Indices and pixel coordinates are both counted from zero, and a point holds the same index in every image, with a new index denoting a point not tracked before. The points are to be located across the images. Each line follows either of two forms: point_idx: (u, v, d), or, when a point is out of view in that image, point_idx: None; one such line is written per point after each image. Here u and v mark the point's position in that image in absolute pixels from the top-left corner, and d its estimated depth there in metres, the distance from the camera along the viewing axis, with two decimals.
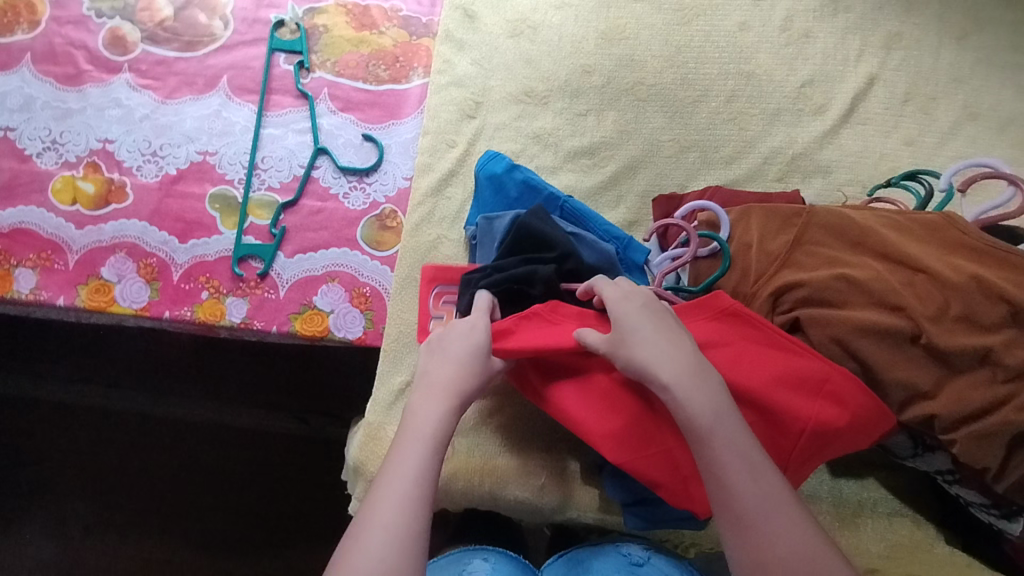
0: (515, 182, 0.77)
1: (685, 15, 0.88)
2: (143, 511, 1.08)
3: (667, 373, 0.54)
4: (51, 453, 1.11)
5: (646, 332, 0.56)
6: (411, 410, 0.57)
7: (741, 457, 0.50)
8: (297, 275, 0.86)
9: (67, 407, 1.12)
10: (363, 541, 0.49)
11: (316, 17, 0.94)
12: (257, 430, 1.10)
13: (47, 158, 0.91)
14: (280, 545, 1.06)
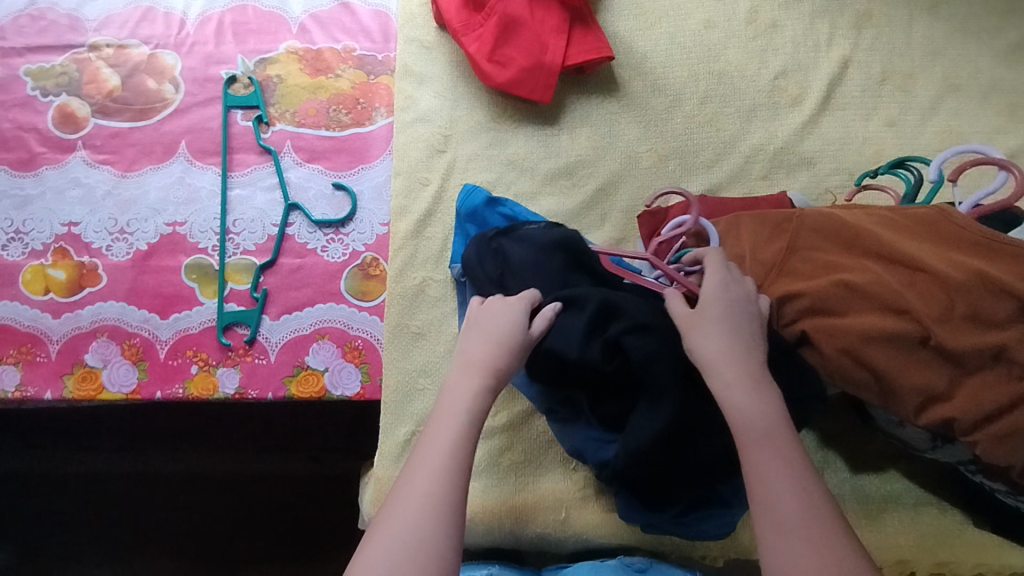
0: (497, 217, 0.79)
1: (647, 18, 0.85)
2: (178, 541, 1.12)
3: (728, 374, 0.56)
4: (78, 530, 1.13)
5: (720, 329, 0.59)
6: (449, 386, 0.60)
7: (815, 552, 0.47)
8: (287, 337, 0.84)
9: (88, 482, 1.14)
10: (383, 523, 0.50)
11: (269, 68, 0.90)
12: (273, 474, 1.13)
13: (13, 249, 0.88)
14: (313, 563, 1.11)
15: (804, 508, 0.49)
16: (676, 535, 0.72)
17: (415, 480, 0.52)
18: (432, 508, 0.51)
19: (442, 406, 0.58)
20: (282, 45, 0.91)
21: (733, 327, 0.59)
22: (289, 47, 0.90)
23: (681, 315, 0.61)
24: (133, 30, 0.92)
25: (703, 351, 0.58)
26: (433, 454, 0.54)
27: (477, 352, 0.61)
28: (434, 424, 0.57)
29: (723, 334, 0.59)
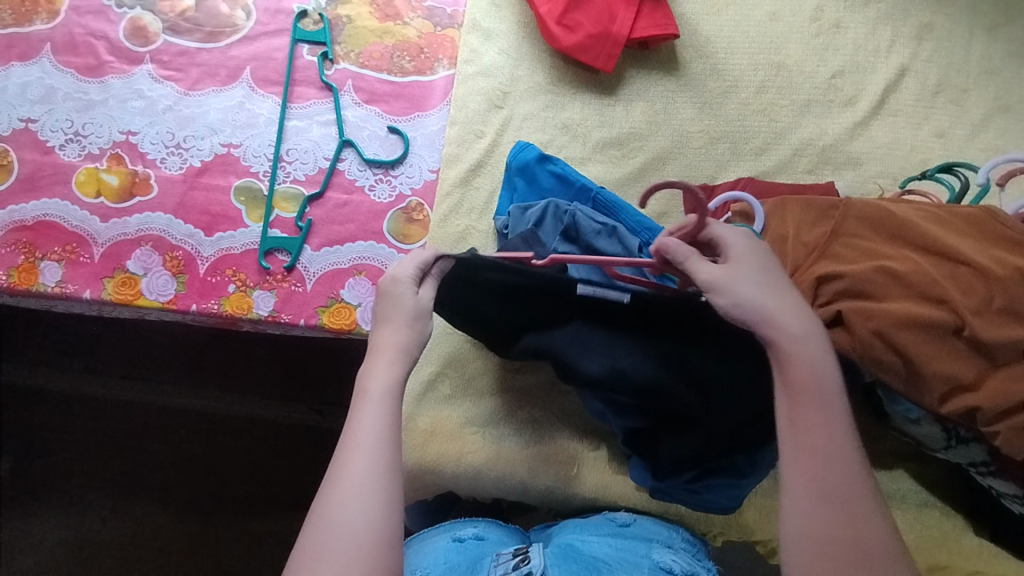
0: (546, 174, 0.80)
1: (715, 4, 0.87)
2: (176, 470, 1.13)
3: (793, 328, 0.55)
4: (83, 447, 1.14)
5: (760, 284, 0.57)
6: (364, 373, 0.60)
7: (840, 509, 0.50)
8: (325, 268, 0.86)
9: (101, 399, 1.15)
10: (330, 517, 0.52)
11: (339, 8, 0.92)
12: (274, 421, 1.14)
13: (70, 150, 0.90)
14: (304, 510, 1.11)
15: (848, 475, 0.51)
16: (683, 502, 0.73)
17: (348, 472, 0.54)
18: (365, 497, 0.53)
19: (362, 395, 0.58)
20: None
21: (768, 278, 0.58)
22: None
23: (719, 269, 0.58)
24: None
25: (749, 301, 0.56)
26: (362, 444, 0.55)
27: (395, 335, 0.61)
28: (358, 410, 0.57)
29: (764, 283, 0.58)
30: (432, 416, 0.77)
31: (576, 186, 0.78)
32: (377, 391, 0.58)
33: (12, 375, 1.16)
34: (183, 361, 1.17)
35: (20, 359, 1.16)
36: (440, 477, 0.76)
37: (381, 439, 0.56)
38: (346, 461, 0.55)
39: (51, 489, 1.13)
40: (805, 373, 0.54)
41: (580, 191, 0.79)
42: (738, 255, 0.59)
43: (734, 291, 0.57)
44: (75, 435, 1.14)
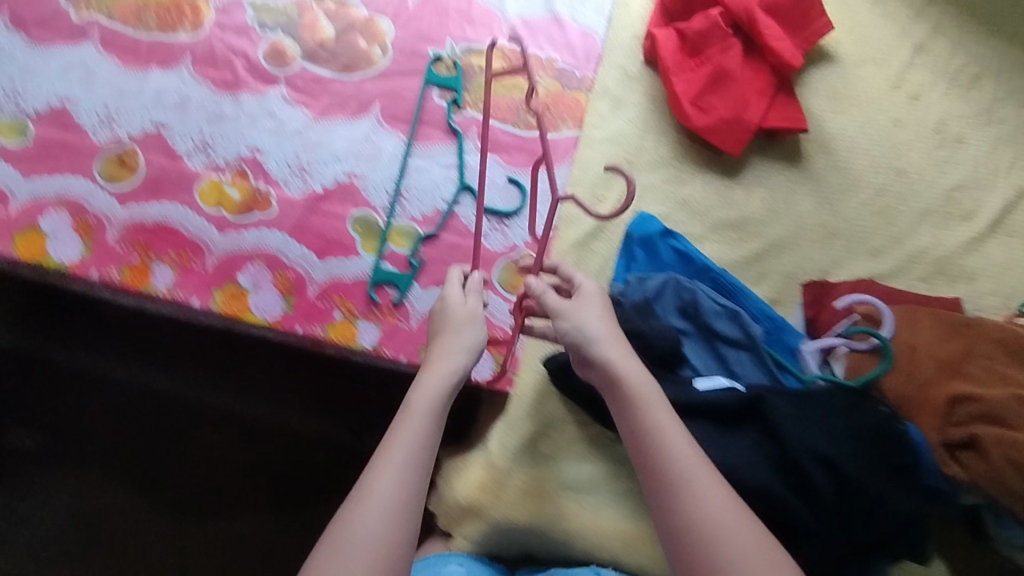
0: (669, 249, 0.82)
1: (842, 103, 0.89)
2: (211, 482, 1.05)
3: (636, 387, 0.65)
4: (108, 435, 1.06)
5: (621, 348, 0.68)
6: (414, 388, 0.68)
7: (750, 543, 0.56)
8: (431, 308, 0.87)
9: (134, 386, 1.07)
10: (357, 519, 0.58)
11: (473, 58, 0.96)
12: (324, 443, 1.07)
13: (196, 159, 0.92)
14: None
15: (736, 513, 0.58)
16: None
17: (378, 478, 0.60)
18: (383, 517, 0.58)
19: (409, 405, 0.66)
20: (491, 39, 0.96)
21: (611, 319, 0.71)
22: (496, 43, 0.96)
23: (567, 301, 0.70)
24: None
25: (587, 326, 0.68)
26: (398, 449, 0.62)
27: (456, 345, 0.71)
28: (401, 422, 0.65)
29: (606, 321, 0.70)
30: (529, 474, 0.77)
31: (698, 265, 0.80)
32: (418, 406, 0.66)
33: (41, 359, 1.06)
34: (218, 359, 1.06)
35: (53, 346, 1.07)
36: (529, 538, 0.76)
37: (412, 449, 0.63)
38: (382, 471, 0.61)
39: (70, 485, 1.04)
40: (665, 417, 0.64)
41: (701, 270, 0.80)
42: (593, 319, 0.70)
43: (575, 316, 0.69)
44: (101, 421, 1.06)
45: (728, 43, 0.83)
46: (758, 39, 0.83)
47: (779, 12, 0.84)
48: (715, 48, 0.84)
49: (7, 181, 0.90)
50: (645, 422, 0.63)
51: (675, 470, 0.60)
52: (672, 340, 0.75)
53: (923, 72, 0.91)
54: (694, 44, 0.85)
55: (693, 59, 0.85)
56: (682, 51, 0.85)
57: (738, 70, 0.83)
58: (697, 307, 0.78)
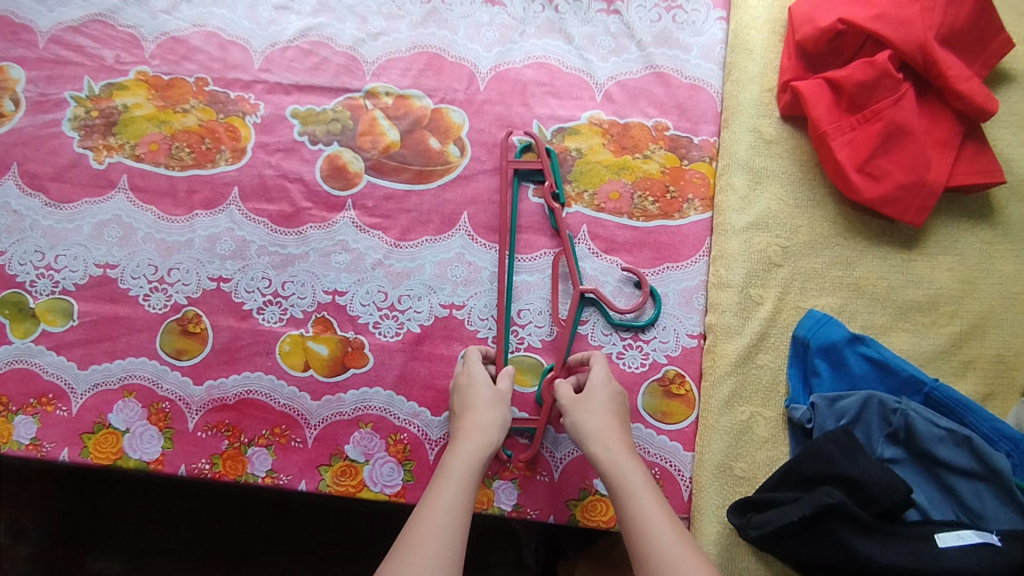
0: (859, 358, 0.68)
1: None
2: None
3: (623, 464, 0.64)
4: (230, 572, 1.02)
5: (592, 421, 0.67)
6: (449, 454, 0.66)
7: None
8: (573, 453, 0.74)
9: (256, 518, 1.04)
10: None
11: (568, 139, 0.80)
12: None
13: (270, 314, 0.79)
14: None
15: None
16: None
17: (426, 540, 0.59)
18: None
19: (447, 467, 0.65)
20: (585, 114, 0.80)
21: (614, 410, 0.69)
22: (591, 118, 0.80)
23: (569, 394, 0.70)
24: (416, 79, 0.82)
25: (582, 419, 0.67)
26: (443, 514, 0.61)
27: (483, 419, 0.68)
28: (439, 485, 0.64)
29: (606, 410, 0.68)
30: None
31: (901, 375, 0.66)
32: (459, 469, 0.64)
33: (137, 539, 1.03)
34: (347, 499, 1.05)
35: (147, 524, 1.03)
36: None
37: (455, 510, 0.61)
38: (426, 537, 0.59)
39: None
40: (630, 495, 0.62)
41: (905, 381, 0.67)
42: (575, 402, 0.69)
43: (572, 407, 0.68)
44: (223, 557, 1.03)
45: (899, 94, 0.68)
46: (937, 81, 0.68)
47: (953, 43, 0.69)
48: (884, 101, 0.69)
49: (65, 374, 0.78)
50: (628, 503, 0.61)
51: (645, 550, 0.59)
52: (894, 480, 0.61)
53: None
54: (854, 98, 0.69)
55: (854, 117, 0.70)
56: (838, 109, 0.71)
57: (916, 124, 0.68)
58: (912, 431, 0.63)
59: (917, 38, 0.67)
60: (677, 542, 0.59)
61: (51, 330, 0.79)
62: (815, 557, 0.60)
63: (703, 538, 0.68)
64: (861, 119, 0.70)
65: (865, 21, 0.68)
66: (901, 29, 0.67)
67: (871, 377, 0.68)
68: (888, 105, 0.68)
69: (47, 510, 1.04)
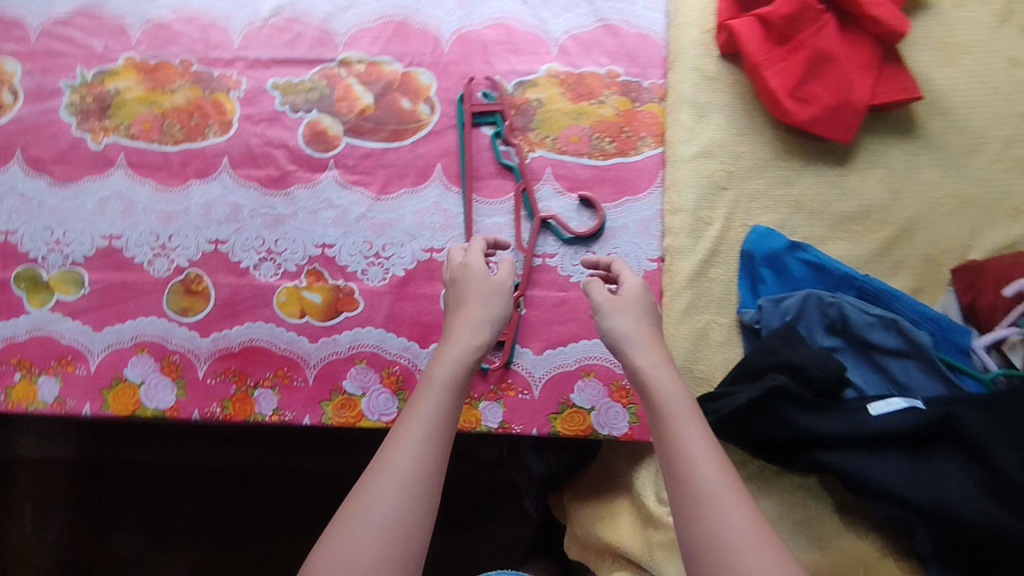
0: (799, 263, 0.75)
1: (948, 54, 0.80)
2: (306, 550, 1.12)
3: (648, 368, 0.62)
4: (240, 492, 1.15)
5: (626, 328, 0.65)
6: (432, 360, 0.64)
7: (734, 514, 0.53)
8: (551, 372, 0.82)
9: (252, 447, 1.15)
10: (374, 491, 0.56)
11: (529, 91, 0.87)
12: None
13: (265, 269, 0.86)
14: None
15: (725, 487, 0.54)
16: None
17: (397, 453, 0.57)
18: (411, 488, 0.56)
19: (429, 376, 0.62)
20: (543, 67, 0.87)
21: (648, 317, 0.67)
22: (549, 71, 0.87)
23: (607, 296, 0.67)
24: (385, 46, 0.89)
25: (619, 322, 0.65)
26: (422, 422, 0.59)
27: (475, 313, 0.67)
28: (419, 393, 0.62)
29: (639, 317, 0.66)
30: None
31: (836, 275, 0.74)
32: (441, 377, 0.62)
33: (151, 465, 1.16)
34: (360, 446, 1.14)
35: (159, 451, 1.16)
36: None
37: (436, 414, 0.60)
38: (400, 449, 0.58)
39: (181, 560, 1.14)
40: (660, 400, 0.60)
41: (841, 280, 0.74)
42: (609, 307, 0.67)
43: (609, 309, 0.66)
44: (231, 481, 1.15)
45: (821, 22, 0.75)
46: (855, 9, 0.75)
47: None
48: (809, 30, 0.76)
49: (82, 337, 0.85)
50: (667, 418, 0.59)
51: (677, 460, 0.56)
52: (829, 363, 0.69)
53: None
54: (782, 28, 0.76)
55: (782, 47, 0.77)
56: (767, 41, 0.77)
57: (838, 49, 0.75)
58: (848, 322, 0.71)
59: None
60: (709, 454, 0.56)
61: (65, 298, 0.86)
62: (764, 435, 0.69)
63: None
64: (788, 49, 0.76)
65: None
66: None
67: (812, 279, 0.75)
68: (812, 33, 0.75)
69: (91, 463, 1.16)
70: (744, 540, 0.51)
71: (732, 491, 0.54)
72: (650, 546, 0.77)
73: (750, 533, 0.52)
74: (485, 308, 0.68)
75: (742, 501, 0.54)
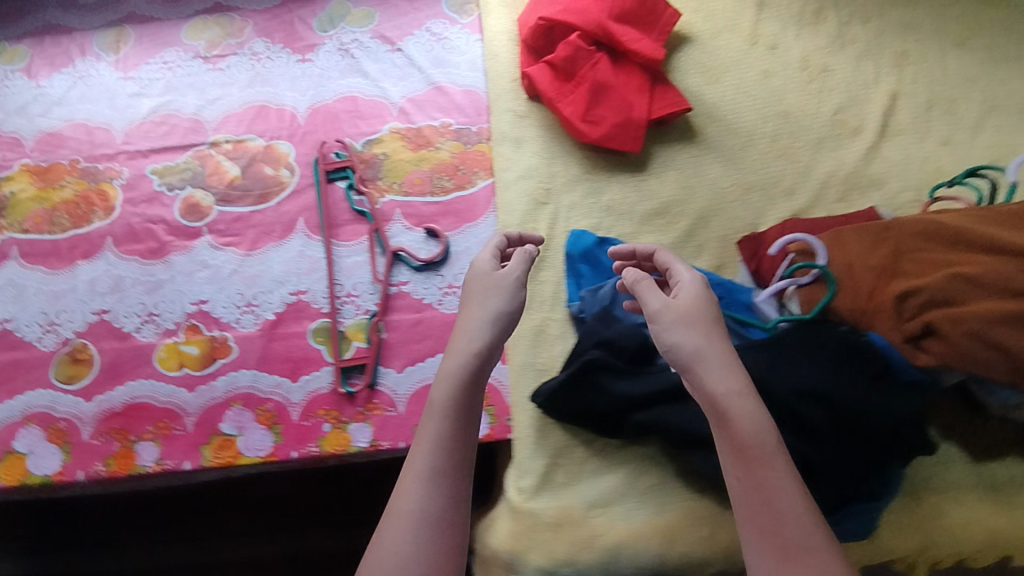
0: (608, 256, 0.86)
1: (713, 74, 0.96)
2: None
3: (720, 390, 0.59)
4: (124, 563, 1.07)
5: (694, 345, 0.61)
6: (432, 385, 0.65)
7: (796, 532, 0.55)
8: (413, 387, 0.89)
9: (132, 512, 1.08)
10: (388, 532, 0.60)
11: (375, 147, 1.00)
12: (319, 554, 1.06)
13: (147, 331, 0.93)
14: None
15: (791, 512, 0.55)
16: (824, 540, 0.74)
17: (405, 497, 0.61)
18: (418, 528, 0.60)
19: (432, 404, 0.64)
20: (385, 126, 1.01)
21: (717, 321, 0.63)
22: (390, 129, 1.01)
23: (664, 306, 0.64)
24: (249, 126, 1.02)
25: (685, 338, 0.62)
26: (424, 457, 0.62)
27: (470, 321, 0.68)
28: (425, 422, 0.64)
29: (705, 323, 0.63)
30: (555, 508, 0.79)
31: None
32: (439, 406, 0.64)
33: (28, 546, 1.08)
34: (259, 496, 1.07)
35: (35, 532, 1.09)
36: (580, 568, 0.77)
37: (438, 442, 0.63)
38: (407, 490, 0.61)
39: None
40: (737, 422, 0.58)
41: None
42: (669, 322, 0.63)
43: (666, 323, 0.63)
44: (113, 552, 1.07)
45: (596, 59, 0.91)
46: (621, 45, 0.91)
47: (630, 17, 0.93)
48: (587, 67, 0.91)
49: None
50: (749, 449, 0.57)
51: (764, 479, 0.56)
52: (639, 339, 0.79)
53: (772, 23, 0.98)
54: (566, 68, 0.92)
55: (569, 83, 0.92)
56: (555, 78, 0.92)
57: (613, 78, 0.91)
58: None
59: (597, 20, 0.91)
60: (786, 476, 0.57)
61: None
62: (586, 407, 0.77)
63: (519, 427, 0.83)
64: (574, 83, 0.92)
65: (559, 18, 0.92)
66: (586, 16, 0.92)
67: None
68: (590, 68, 0.91)
69: None
70: (792, 551, 0.54)
71: (806, 510, 0.55)
72: (519, 539, 0.78)
73: (816, 543, 0.54)
74: (486, 323, 0.67)
75: (808, 515, 0.56)
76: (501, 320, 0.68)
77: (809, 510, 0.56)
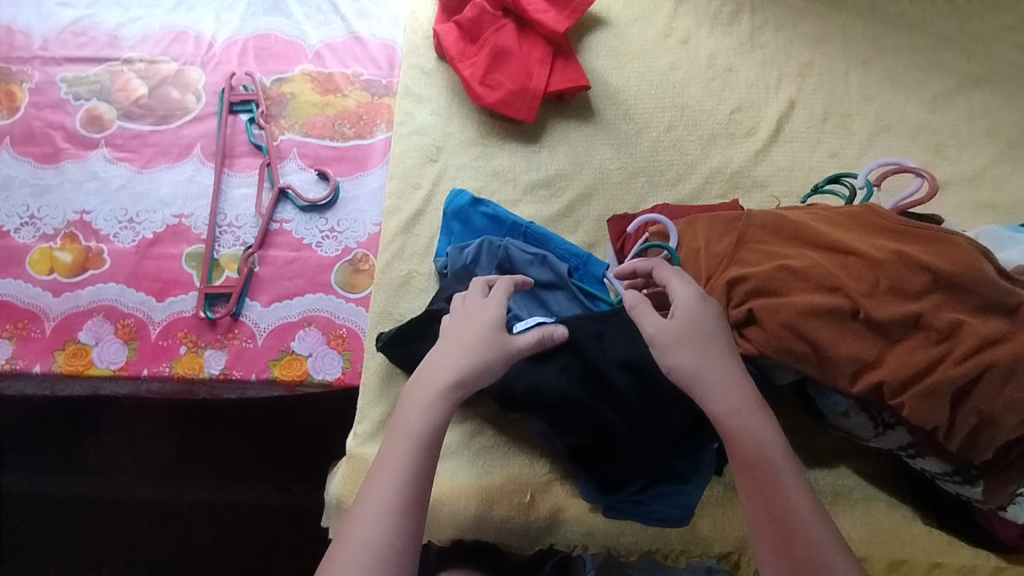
0: (480, 216, 0.87)
1: (621, 58, 0.97)
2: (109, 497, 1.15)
3: (720, 406, 0.62)
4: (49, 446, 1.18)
5: (693, 362, 0.64)
6: (402, 407, 0.64)
7: (821, 542, 0.58)
8: (275, 322, 0.89)
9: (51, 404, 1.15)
10: (342, 556, 0.56)
11: (284, 86, 1.01)
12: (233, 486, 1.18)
13: (25, 233, 0.93)
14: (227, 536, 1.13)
15: (806, 519, 0.58)
16: (633, 519, 0.74)
17: (359, 525, 0.57)
18: (376, 558, 0.56)
19: (402, 426, 0.62)
20: (298, 67, 1.02)
21: (718, 343, 0.65)
22: (302, 70, 1.02)
23: (658, 330, 0.65)
24: (165, 49, 1.03)
25: (682, 357, 0.64)
26: (389, 479, 0.59)
27: (453, 349, 0.66)
28: (390, 444, 0.62)
29: (698, 346, 0.65)
30: None
31: (507, 224, 0.86)
32: (408, 431, 0.62)
33: None
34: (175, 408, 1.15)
35: None
36: None
37: (405, 470, 0.60)
38: (364, 518, 0.58)
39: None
40: (745, 436, 0.61)
41: (512, 228, 0.86)
42: (667, 344, 0.65)
43: (669, 343, 0.64)
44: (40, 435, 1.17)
45: (501, 25, 0.93)
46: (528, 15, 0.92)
47: None
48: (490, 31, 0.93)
49: None
50: (770, 469, 0.60)
51: (779, 499, 0.59)
52: None
53: (686, 18, 0.99)
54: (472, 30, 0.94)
55: (473, 46, 0.94)
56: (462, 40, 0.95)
57: (514, 46, 0.92)
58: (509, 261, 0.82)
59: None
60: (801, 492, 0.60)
61: None
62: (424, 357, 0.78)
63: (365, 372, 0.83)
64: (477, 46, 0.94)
65: None
66: None
67: (490, 229, 0.86)
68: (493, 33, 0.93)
69: None
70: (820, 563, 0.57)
71: (818, 523, 0.58)
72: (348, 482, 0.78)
73: (834, 552, 0.58)
74: (475, 345, 0.66)
75: (824, 526, 0.59)
76: (478, 349, 0.66)
77: (810, 523, 0.58)
